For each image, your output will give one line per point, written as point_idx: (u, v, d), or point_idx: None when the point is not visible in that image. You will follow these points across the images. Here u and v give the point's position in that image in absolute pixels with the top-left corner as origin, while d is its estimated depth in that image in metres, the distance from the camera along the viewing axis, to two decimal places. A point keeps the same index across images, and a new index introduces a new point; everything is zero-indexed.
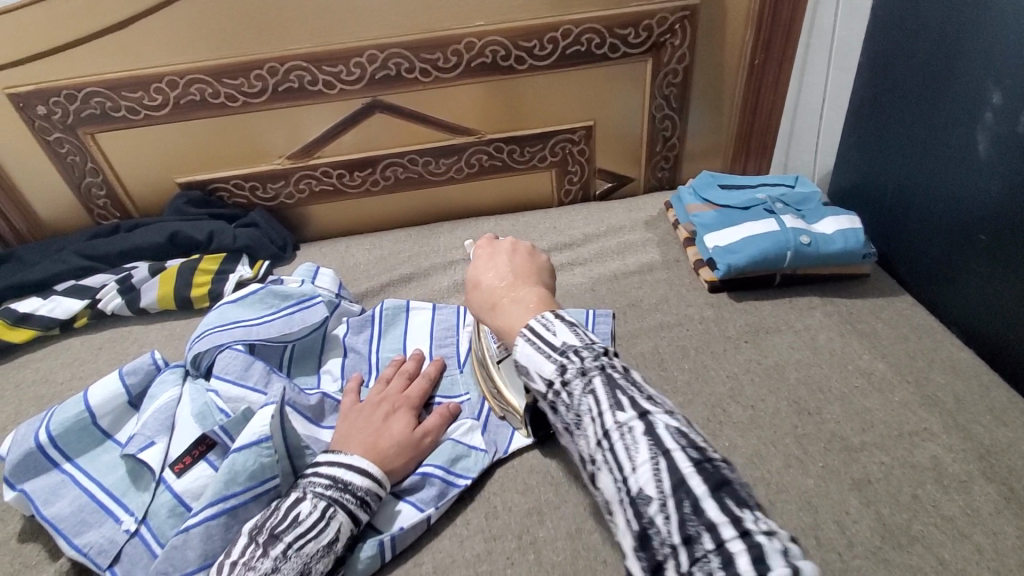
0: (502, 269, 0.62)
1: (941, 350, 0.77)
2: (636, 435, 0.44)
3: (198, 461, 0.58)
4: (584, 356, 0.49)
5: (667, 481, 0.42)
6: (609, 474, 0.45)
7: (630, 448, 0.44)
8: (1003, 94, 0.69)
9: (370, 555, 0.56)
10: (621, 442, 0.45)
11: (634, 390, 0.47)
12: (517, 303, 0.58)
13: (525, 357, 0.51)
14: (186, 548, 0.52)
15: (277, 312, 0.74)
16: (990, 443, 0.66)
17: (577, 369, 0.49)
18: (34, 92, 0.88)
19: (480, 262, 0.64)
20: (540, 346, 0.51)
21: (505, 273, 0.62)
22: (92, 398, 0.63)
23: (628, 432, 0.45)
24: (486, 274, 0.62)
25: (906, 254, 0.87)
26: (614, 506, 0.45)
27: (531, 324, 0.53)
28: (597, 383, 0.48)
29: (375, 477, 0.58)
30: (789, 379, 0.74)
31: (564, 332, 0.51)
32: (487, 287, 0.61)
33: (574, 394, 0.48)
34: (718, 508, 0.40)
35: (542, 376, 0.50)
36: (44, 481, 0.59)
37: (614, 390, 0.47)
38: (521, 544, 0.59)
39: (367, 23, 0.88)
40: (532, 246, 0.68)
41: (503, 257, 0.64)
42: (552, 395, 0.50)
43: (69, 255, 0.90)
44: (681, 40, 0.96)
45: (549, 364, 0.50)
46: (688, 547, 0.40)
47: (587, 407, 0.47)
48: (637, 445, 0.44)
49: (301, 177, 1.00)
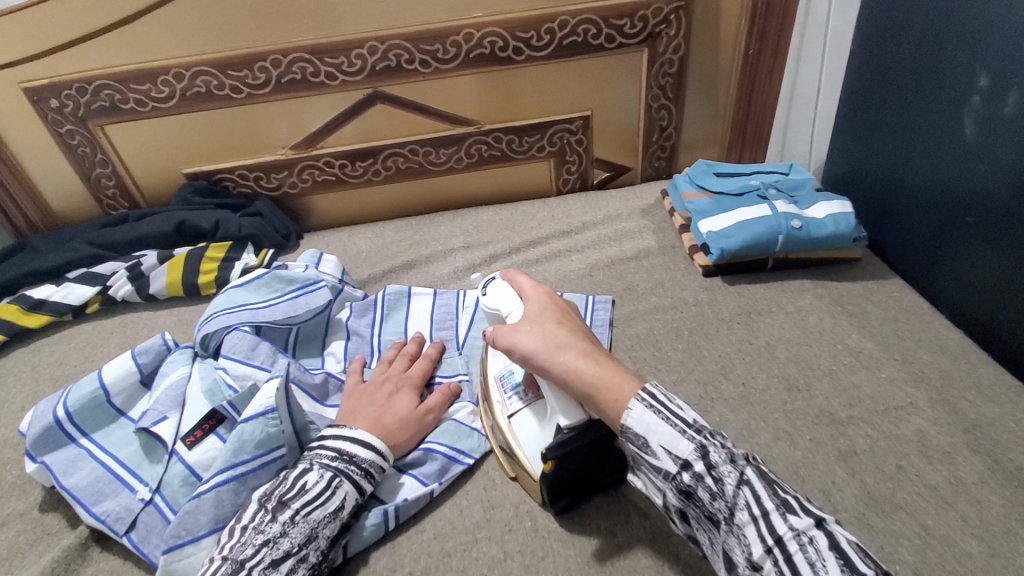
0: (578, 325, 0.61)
1: (929, 330, 0.79)
2: (820, 546, 0.43)
3: (208, 434, 0.61)
4: (723, 442, 0.50)
5: None
6: None
7: (814, 562, 0.42)
8: (989, 77, 0.71)
9: (375, 524, 0.59)
10: (800, 551, 0.43)
11: (789, 491, 0.47)
12: (608, 363, 0.56)
13: (649, 432, 0.50)
14: (199, 513, 0.55)
15: (282, 296, 0.76)
16: (975, 417, 0.68)
17: (724, 455, 0.48)
18: (47, 85, 0.90)
19: (542, 312, 0.61)
20: (669, 417, 0.50)
21: (582, 333, 0.60)
22: (106, 375, 0.66)
23: (808, 540, 0.44)
24: (560, 327, 0.59)
25: (897, 237, 0.89)
26: None
27: (651, 390, 0.52)
28: (751, 476, 0.48)
29: (379, 449, 0.60)
30: (780, 358, 0.76)
31: (694, 413, 0.51)
32: (566, 340, 0.57)
33: (725, 483, 0.47)
34: None
35: (676, 454, 0.49)
36: (62, 454, 0.62)
37: (771, 486, 0.47)
38: (518, 513, 0.62)
39: (369, 15, 0.90)
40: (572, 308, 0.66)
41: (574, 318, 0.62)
42: (694, 479, 0.48)
43: (79, 244, 0.93)
44: (677, 30, 0.98)
45: (684, 442, 0.49)
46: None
47: (744, 502, 0.46)
48: (823, 558, 0.43)
49: (304, 167, 1.03)
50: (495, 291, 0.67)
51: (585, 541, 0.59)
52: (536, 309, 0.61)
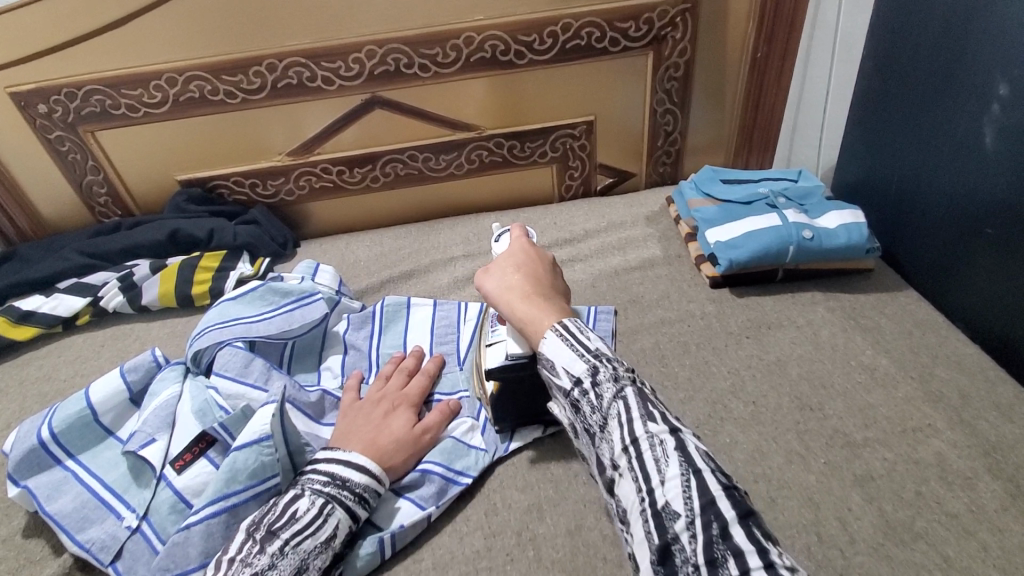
0: (538, 272, 0.63)
1: (945, 346, 0.76)
2: (668, 449, 0.46)
3: (198, 457, 0.59)
4: (615, 364, 0.52)
5: (695, 498, 0.43)
6: (633, 481, 0.46)
7: (660, 461, 0.45)
8: (1009, 85, 0.68)
9: (369, 553, 0.57)
10: (650, 453, 0.46)
11: (662, 407, 0.50)
12: (544, 303, 0.59)
13: (555, 354, 0.53)
14: (187, 544, 0.52)
15: (277, 309, 0.74)
16: (995, 440, 0.65)
17: (611, 374, 0.51)
18: (35, 90, 0.88)
19: (509, 258, 0.64)
20: (574, 344, 0.53)
21: (534, 280, 0.61)
22: (94, 395, 0.64)
23: (659, 444, 0.46)
24: (517, 276, 0.62)
25: (911, 248, 0.86)
26: (631, 516, 0.46)
27: (565, 323, 0.55)
28: (628, 392, 0.50)
29: (374, 473, 0.58)
30: (791, 375, 0.74)
31: (600, 341, 0.54)
32: (514, 283, 0.61)
33: (604, 397, 0.50)
34: (744, 533, 0.41)
35: (572, 374, 0.52)
36: (46, 477, 0.59)
37: (646, 403, 0.49)
38: (520, 540, 0.59)
39: (366, 18, 0.88)
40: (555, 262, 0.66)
41: (540, 268, 0.63)
42: (580, 394, 0.52)
43: (70, 253, 0.90)
44: (683, 33, 0.95)
45: (579, 363, 0.52)
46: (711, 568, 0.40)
47: (616, 412, 0.49)
48: (668, 458, 0.45)
49: (301, 174, 1.00)
50: (504, 241, 0.69)
51: (589, 571, 0.56)
52: (507, 256, 0.65)
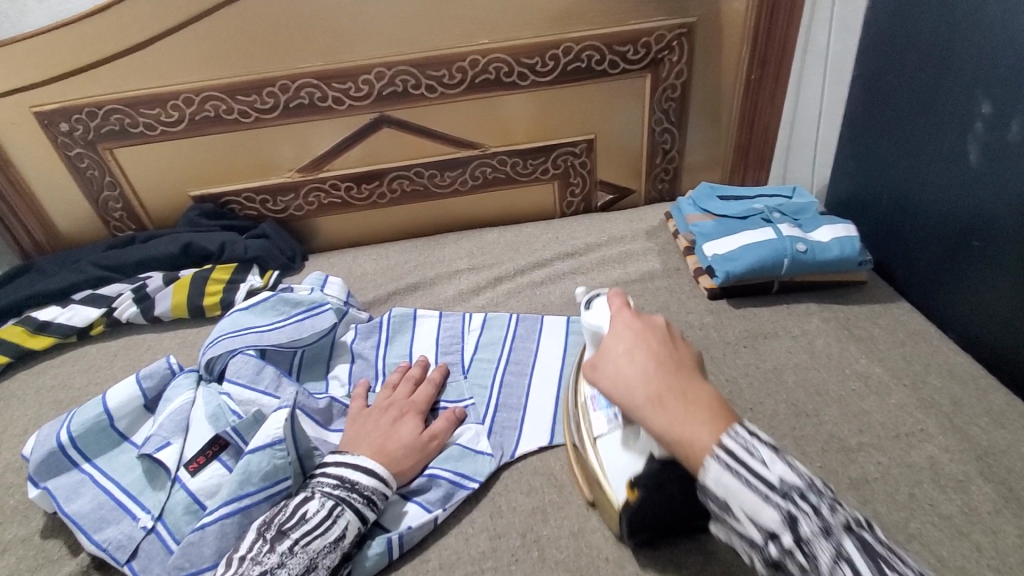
0: (653, 350, 0.50)
1: (936, 354, 0.78)
2: None
3: (211, 460, 0.60)
4: (817, 504, 0.40)
5: None
6: None
7: None
8: (992, 103, 0.71)
9: (377, 553, 0.58)
10: None
11: (904, 565, 0.38)
12: (686, 404, 0.46)
13: (729, 494, 0.42)
14: (202, 544, 0.54)
15: (287, 319, 0.76)
16: (986, 444, 0.67)
17: (817, 526, 0.39)
18: (58, 109, 0.92)
19: (618, 343, 0.52)
20: (750, 480, 0.41)
21: (655, 363, 0.49)
22: (110, 400, 0.65)
23: None
24: (629, 363, 0.50)
25: (902, 260, 0.89)
26: None
27: (726, 443, 0.43)
28: (851, 551, 0.39)
29: (382, 477, 0.59)
30: (788, 383, 0.76)
31: (781, 465, 0.42)
32: (637, 378, 0.49)
33: (820, 559, 0.39)
34: None
35: (763, 527, 0.41)
36: (64, 480, 0.61)
37: (880, 565, 0.38)
38: (525, 542, 0.61)
39: (376, 42, 0.92)
40: (671, 328, 0.54)
41: (653, 341, 0.51)
42: (782, 554, 0.40)
43: (87, 266, 0.93)
44: (679, 57, 1.00)
45: (768, 510, 0.41)
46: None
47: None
48: None
49: (310, 191, 1.04)
50: (597, 306, 0.60)
51: (593, 572, 0.57)
52: (612, 334, 0.54)
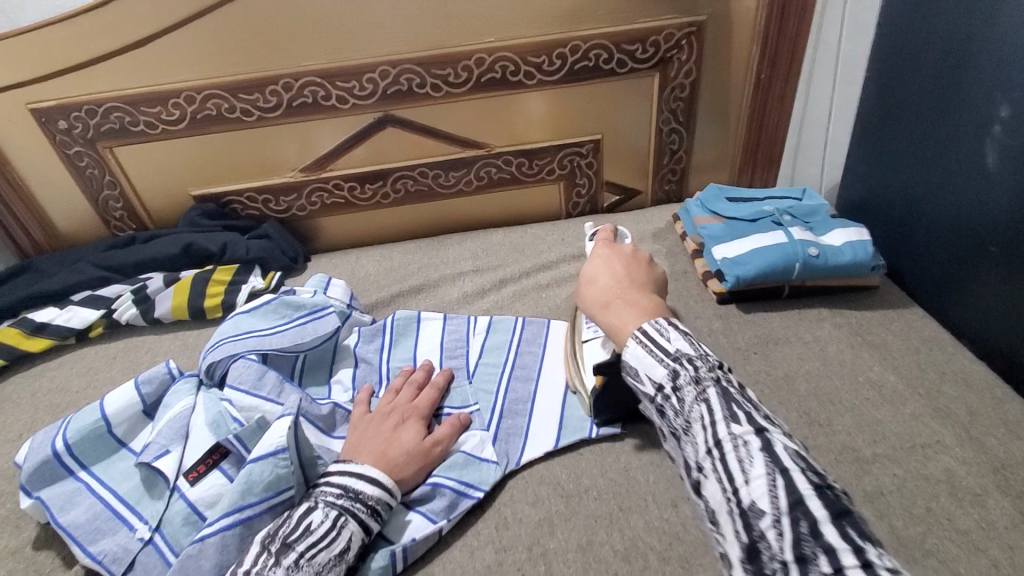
0: (619, 271, 0.65)
1: (951, 362, 0.76)
2: (752, 449, 0.44)
3: (212, 469, 0.59)
4: (700, 366, 0.51)
5: (783, 497, 0.41)
6: (717, 482, 0.45)
7: (743, 461, 0.44)
8: (1010, 106, 0.70)
9: (382, 565, 0.56)
10: (733, 453, 0.45)
11: (750, 407, 0.48)
12: (628, 306, 0.60)
13: (637, 360, 0.54)
14: (202, 557, 0.53)
15: (290, 322, 0.75)
16: (1004, 457, 0.65)
17: (690, 376, 0.50)
18: (57, 107, 0.90)
19: (597, 262, 0.67)
20: (651, 349, 0.54)
21: (618, 277, 0.64)
22: (108, 406, 0.64)
23: (742, 444, 0.45)
24: (600, 276, 0.65)
25: (915, 266, 0.87)
26: (719, 515, 0.44)
27: (643, 327, 0.56)
28: (712, 394, 0.49)
29: (386, 485, 0.58)
30: (799, 391, 0.74)
31: (680, 341, 0.54)
32: (600, 288, 0.64)
33: (686, 400, 0.50)
34: (838, 533, 0.38)
35: (654, 381, 0.53)
36: (59, 488, 0.60)
37: (731, 404, 0.47)
38: (531, 555, 0.59)
39: (380, 40, 0.90)
40: (648, 258, 0.69)
41: (621, 263, 0.66)
42: (663, 399, 0.52)
43: (85, 266, 0.92)
44: (688, 55, 0.98)
45: (660, 368, 0.53)
46: (801, 565, 0.38)
47: (699, 413, 0.48)
48: (751, 457, 0.44)
49: (313, 190, 1.02)
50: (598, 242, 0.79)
51: None
52: (593, 258, 0.69)
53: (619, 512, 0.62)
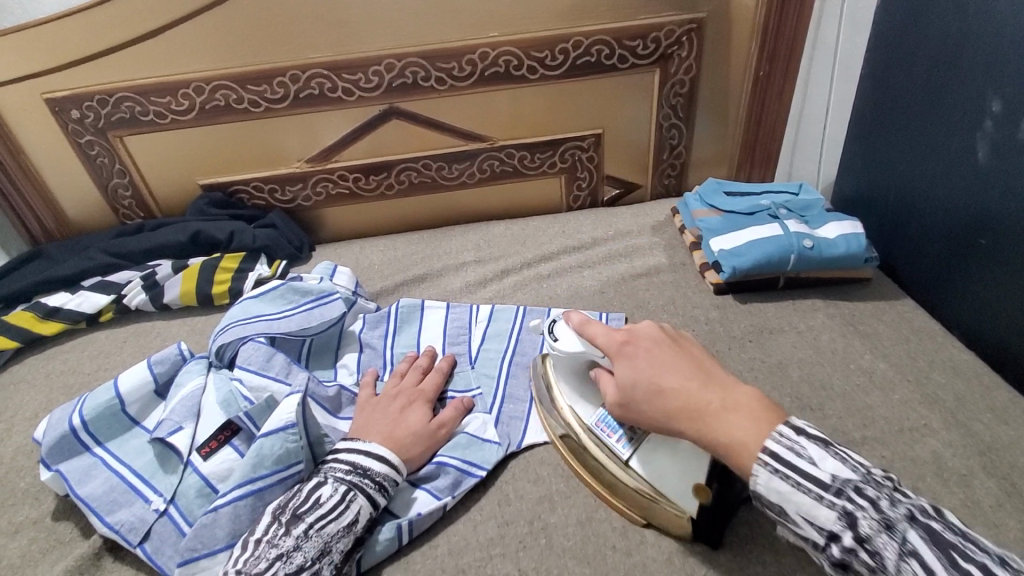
0: (676, 367, 0.53)
1: (940, 350, 0.79)
2: None
3: (223, 445, 0.61)
4: (875, 501, 0.44)
5: None
6: None
7: None
8: (1001, 102, 0.72)
9: (388, 538, 0.58)
10: None
11: (971, 550, 0.41)
12: (735, 413, 0.49)
13: (786, 501, 0.46)
14: (216, 526, 0.55)
15: (297, 307, 0.77)
16: (989, 440, 0.68)
17: (876, 521, 0.43)
18: (69, 96, 0.92)
19: (643, 364, 0.55)
20: (806, 487, 0.45)
21: (686, 374, 0.53)
22: (122, 385, 0.66)
23: None
24: (664, 379, 0.53)
25: (907, 258, 0.90)
26: None
27: (772, 448, 0.46)
28: (914, 541, 0.42)
29: (393, 463, 0.60)
30: (793, 377, 0.76)
31: (834, 467, 0.46)
32: (676, 393, 0.52)
33: (884, 554, 0.42)
34: None
35: (820, 525, 0.45)
36: (77, 462, 0.62)
37: (947, 552, 0.41)
38: (532, 529, 0.61)
39: (387, 34, 0.92)
40: (676, 332, 0.58)
41: (669, 355, 0.54)
42: (848, 553, 0.44)
43: (96, 253, 0.94)
44: (688, 52, 1.00)
45: (825, 510, 0.45)
46: None
47: (910, 573, 0.41)
48: None
49: (319, 181, 1.04)
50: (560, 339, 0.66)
51: (600, 559, 0.58)
52: (627, 362, 0.56)
53: None
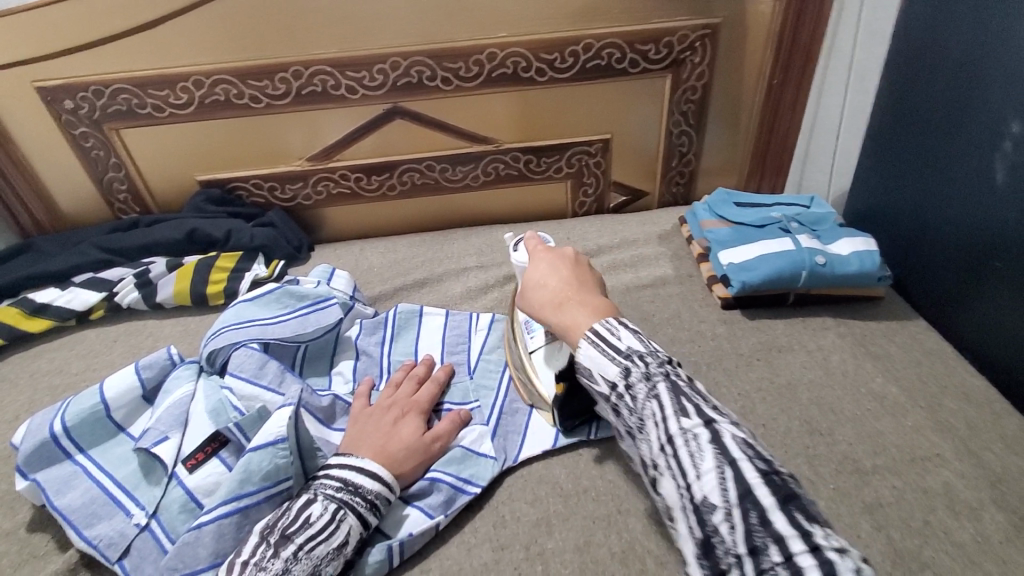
0: (563, 270, 0.64)
1: (953, 375, 0.76)
2: (701, 441, 0.48)
3: (210, 457, 0.59)
4: (650, 363, 0.54)
5: (733, 490, 0.45)
6: (673, 477, 0.49)
7: (693, 453, 0.48)
8: (1021, 123, 0.69)
9: (377, 560, 0.56)
10: (685, 447, 0.49)
11: (698, 399, 0.52)
12: (583, 307, 0.60)
13: (591, 362, 0.57)
14: (198, 545, 0.52)
15: (292, 312, 0.74)
16: (1004, 472, 0.65)
17: (642, 375, 0.54)
18: (64, 86, 0.89)
19: (538, 266, 0.65)
20: (605, 350, 0.56)
21: (565, 277, 0.63)
22: (108, 390, 0.64)
23: (693, 438, 0.49)
24: (546, 276, 0.64)
25: (920, 278, 0.87)
26: (677, 511, 0.49)
27: (595, 327, 0.58)
28: (661, 389, 0.52)
29: (386, 481, 0.58)
30: (801, 400, 0.74)
31: (630, 339, 0.56)
32: (550, 289, 0.63)
33: (639, 397, 0.53)
34: (787, 521, 0.43)
35: (607, 379, 0.56)
36: (56, 472, 0.60)
37: (679, 398, 0.51)
38: (528, 555, 0.59)
39: (392, 31, 0.89)
40: (585, 258, 0.67)
41: (563, 264, 0.65)
42: (616, 397, 0.55)
43: (88, 248, 0.91)
44: (701, 58, 0.97)
45: (614, 367, 0.55)
46: (754, 556, 0.43)
47: (651, 411, 0.52)
48: (701, 451, 0.48)
49: (319, 179, 1.01)
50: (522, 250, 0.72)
51: None
52: (533, 262, 0.67)
53: (617, 515, 0.61)
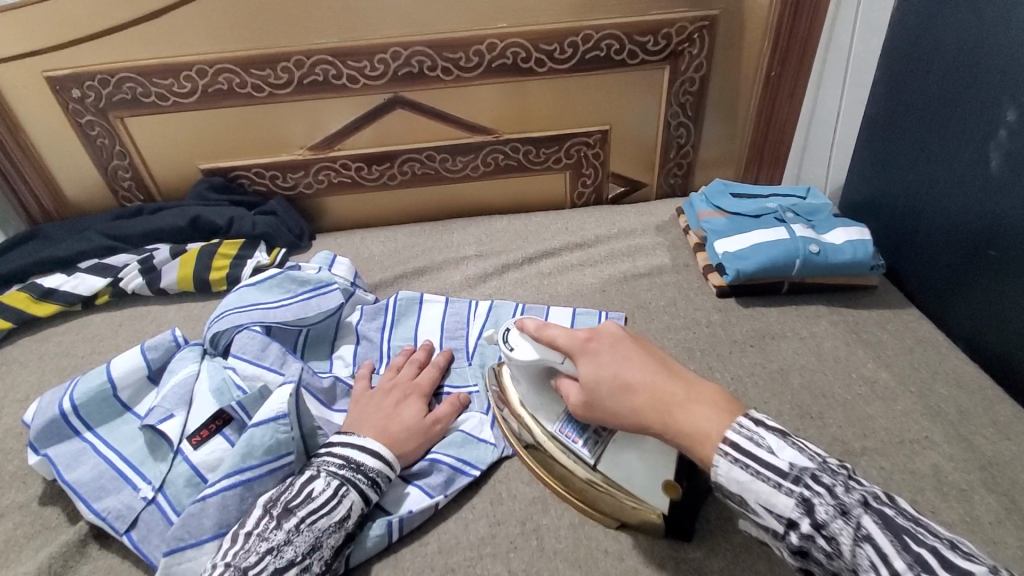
0: (637, 361, 0.52)
1: (944, 362, 0.78)
2: None
3: (214, 434, 0.60)
4: (831, 486, 0.43)
5: None
6: None
7: None
8: (1016, 112, 0.70)
9: (378, 535, 0.58)
10: None
11: (924, 534, 0.40)
12: (700, 405, 0.48)
13: (745, 490, 0.44)
14: (203, 516, 0.54)
15: (294, 297, 0.76)
16: (992, 455, 0.67)
17: (833, 507, 0.42)
18: (70, 75, 0.90)
19: (604, 359, 0.53)
20: (760, 473, 0.44)
21: (648, 368, 0.51)
22: (114, 369, 0.65)
23: None
24: (623, 372, 0.52)
25: (915, 267, 0.88)
26: None
27: (731, 437, 0.45)
28: (870, 526, 0.41)
29: (387, 459, 0.60)
30: (794, 385, 0.75)
31: (789, 453, 0.44)
32: (640, 387, 0.51)
33: (840, 541, 0.41)
34: None
35: (778, 513, 0.43)
36: (65, 447, 0.61)
37: (898, 536, 0.40)
38: (524, 530, 0.61)
39: (393, 22, 0.91)
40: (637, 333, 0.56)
41: (631, 349, 0.53)
42: (803, 540, 0.43)
43: (94, 234, 0.93)
44: (700, 49, 0.98)
45: (782, 497, 0.43)
46: None
47: (867, 561, 0.40)
48: None
49: (320, 169, 1.03)
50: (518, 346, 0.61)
51: (591, 564, 0.58)
52: (589, 357, 0.54)
53: None
